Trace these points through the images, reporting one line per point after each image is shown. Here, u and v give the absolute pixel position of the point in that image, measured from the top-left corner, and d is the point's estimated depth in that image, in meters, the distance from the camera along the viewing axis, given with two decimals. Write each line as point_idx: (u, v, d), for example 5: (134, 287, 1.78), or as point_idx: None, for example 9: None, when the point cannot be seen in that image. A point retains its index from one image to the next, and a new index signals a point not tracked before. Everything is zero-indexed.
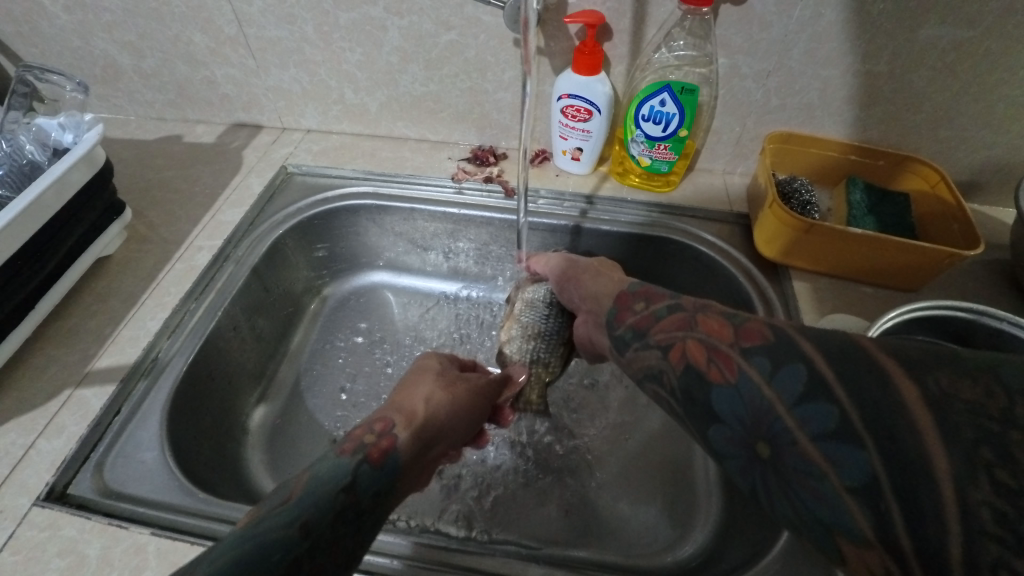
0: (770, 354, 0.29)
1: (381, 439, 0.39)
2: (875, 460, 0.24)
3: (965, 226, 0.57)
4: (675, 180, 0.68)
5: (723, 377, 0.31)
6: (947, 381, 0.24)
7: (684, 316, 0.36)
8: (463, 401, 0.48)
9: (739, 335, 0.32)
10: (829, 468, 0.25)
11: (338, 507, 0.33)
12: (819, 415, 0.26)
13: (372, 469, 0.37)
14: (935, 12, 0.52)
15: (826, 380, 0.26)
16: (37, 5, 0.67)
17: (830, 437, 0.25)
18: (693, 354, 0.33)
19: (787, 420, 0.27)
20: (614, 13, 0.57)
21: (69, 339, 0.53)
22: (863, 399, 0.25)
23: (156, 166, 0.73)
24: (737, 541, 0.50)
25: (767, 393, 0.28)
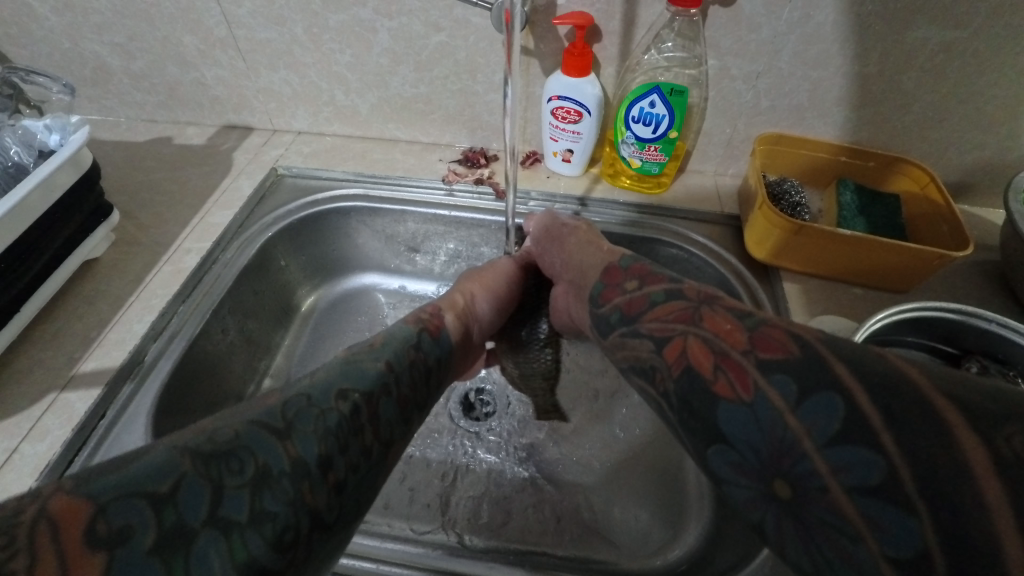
0: (796, 377, 0.28)
1: (434, 318, 0.47)
2: (928, 530, 0.22)
3: (954, 227, 0.57)
4: (666, 182, 0.68)
5: (734, 393, 0.30)
6: (1019, 443, 0.22)
7: (685, 308, 0.36)
8: (495, 294, 0.57)
9: (754, 343, 0.31)
10: (867, 531, 0.24)
11: (413, 359, 0.40)
12: (859, 464, 0.25)
13: (432, 337, 0.44)
14: (923, 14, 0.52)
15: (871, 424, 0.25)
16: (26, 7, 0.67)
17: (871, 493, 0.24)
18: (697, 358, 0.32)
19: (817, 462, 0.26)
20: (604, 15, 0.57)
21: (56, 343, 0.53)
22: (916, 455, 0.23)
23: (146, 168, 0.72)
24: (726, 543, 0.50)
25: (791, 425, 0.27)
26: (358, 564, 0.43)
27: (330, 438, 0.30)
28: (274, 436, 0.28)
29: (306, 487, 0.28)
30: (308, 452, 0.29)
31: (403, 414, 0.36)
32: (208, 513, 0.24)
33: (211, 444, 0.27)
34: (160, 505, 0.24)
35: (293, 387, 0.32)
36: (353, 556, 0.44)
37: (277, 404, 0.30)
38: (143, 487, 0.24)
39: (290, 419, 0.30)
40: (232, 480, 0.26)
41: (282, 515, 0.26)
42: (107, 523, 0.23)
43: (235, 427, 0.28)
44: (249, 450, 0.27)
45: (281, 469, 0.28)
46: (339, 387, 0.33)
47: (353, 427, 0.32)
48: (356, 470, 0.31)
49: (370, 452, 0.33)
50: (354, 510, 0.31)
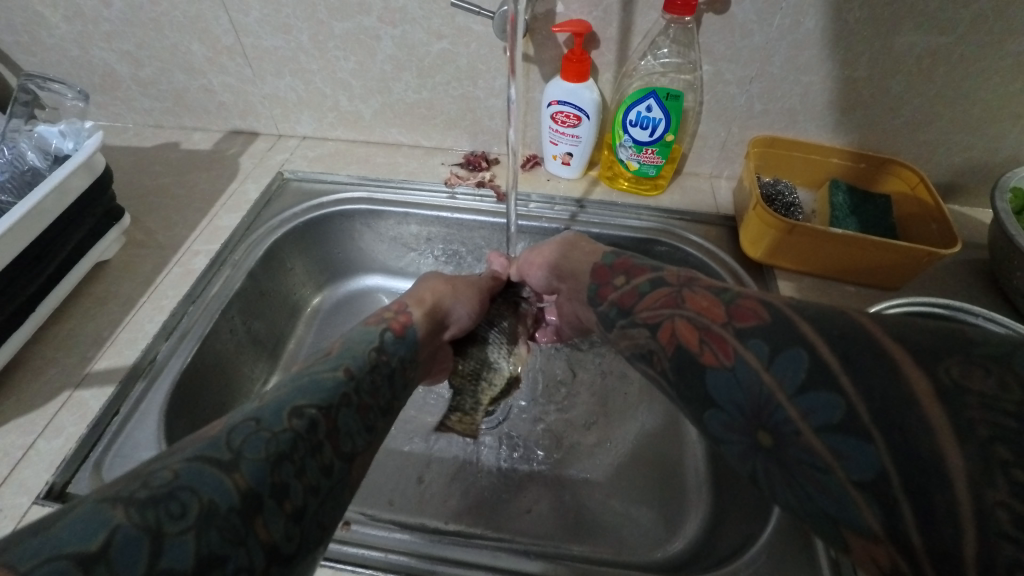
0: (768, 338, 0.29)
1: (398, 316, 0.48)
2: (885, 455, 0.23)
3: (943, 226, 0.58)
4: (663, 184, 0.70)
5: (718, 360, 0.31)
6: (958, 371, 0.23)
7: (670, 293, 0.38)
8: (467, 294, 0.57)
9: (732, 315, 0.32)
10: (834, 462, 0.25)
11: (374, 361, 0.41)
12: (823, 406, 0.26)
13: (396, 336, 0.45)
14: (910, 20, 0.54)
15: (831, 370, 0.26)
16: (38, 16, 0.68)
17: (835, 430, 0.25)
18: (686, 335, 0.34)
19: (789, 409, 0.27)
20: (601, 22, 0.59)
21: (68, 342, 0.54)
22: (869, 390, 0.25)
23: (154, 173, 0.74)
24: (728, 533, 0.51)
25: (767, 380, 0.28)
26: (367, 553, 0.45)
27: (285, 464, 0.29)
28: (220, 470, 0.26)
29: (259, 520, 0.26)
30: (259, 482, 0.27)
31: (365, 422, 0.36)
32: (148, 565, 0.21)
33: (145, 490, 0.24)
34: (89, 565, 0.20)
35: (239, 413, 0.31)
36: (363, 547, 0.46)
37: (221, 433, 0.29)
38: (68, 548, 0.21)
39: (237, 448, 0.28)
40: (172, 525, 0.23)
41: (233, 557, 0.24)
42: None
43: (171, 468, 0.26)
44: (191, 489, 0.25)
45: (230, 505, 0.25)
46: (293, 405, 0.32)
47: (309, 446, 0.31)
48: (316, 492, 0.30)
49: (330, 469, 0.32)
50: (318, 534, 0.30)
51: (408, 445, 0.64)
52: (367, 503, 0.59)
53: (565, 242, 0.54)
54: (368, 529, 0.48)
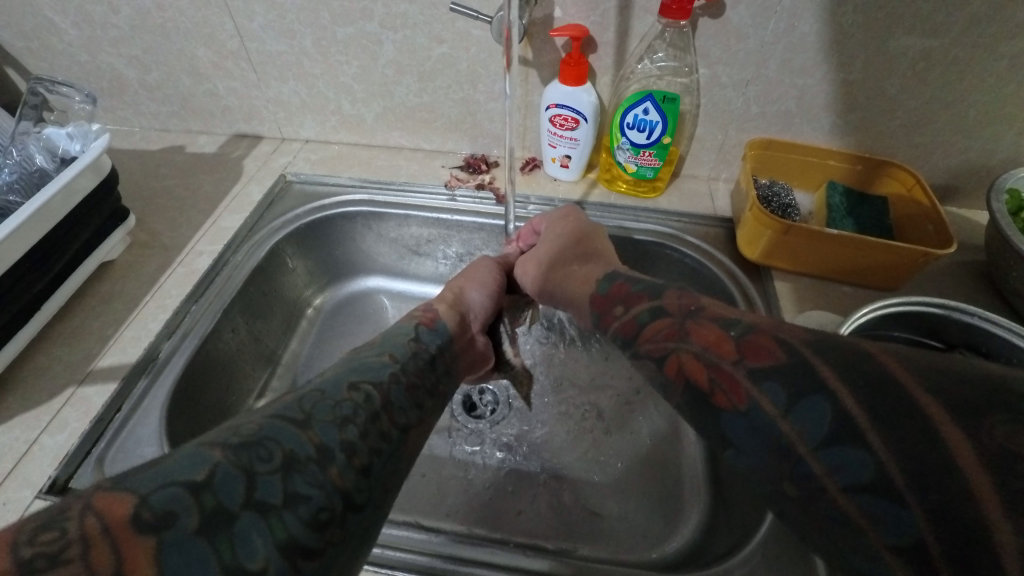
0: (784, 380, 0.27)
1: (426, 313, 0.49)
2: (921, 520, 0.21)
3: (939, 226, 0.59)
4: (661, 186, 0.71)
5: (731, 403, 0.29)
6: (1003, 432, 0.21)
7: (672, 324, 0.35)
8: (486, 283, 0.58)
9: (743, 352, 0.30)
10: (867, 524, 0.23)
11: (414, 350, 0.42)
12: (851, 464, 0.24)
13: (428, 329, 0.46)
14: (903, 23, 0.54)
15: (857, 423, 0.24)
16: (47, 22, 0.70)
17: (864, 490, 0.23)
18: (694, 372, 0.32)
19: (812, 464, 0.25)
20: (599, 27, 0.60)
21: (73, 339, 0.55)
22: (902, 446, 0.23)
23: (159, 175, 0.75)
24: (725, 533, 0.51)
25: (785, 429, 0.26)
26: None
27: (349, 426, 0.32)
28: (295, 426, 0.30)
29: (333, 469, 0.29)
30: (329, 439, 0.30)
31: (415, 399, 0.38)
32: (245, 496, 0.26)
33: (238, 437, 0.28)
34: (198, 490, 0.25)
35: (304, 386, 0.34)
36: None
37: (292, 399, 0.32)
38: (179, 478, 0.25)
39: (308, 410, 0.31)
40: (261, 466, 0.27)
41: (314, 496, 0.27)
42: (149, 509, 0.24)
43: (256, 422, 0.30)
44: (275, 439, 0.29)
45: (306, 455, 0.29)
46: (348, 381, 0.35)
47: (368, 412, 0.33)
48: (379, 454, 0.32)
49: (390, 437, 0.34)
50: (384, 493, 0.32)
51: None
52: None
53: (563, 254, 0.55)
54: None
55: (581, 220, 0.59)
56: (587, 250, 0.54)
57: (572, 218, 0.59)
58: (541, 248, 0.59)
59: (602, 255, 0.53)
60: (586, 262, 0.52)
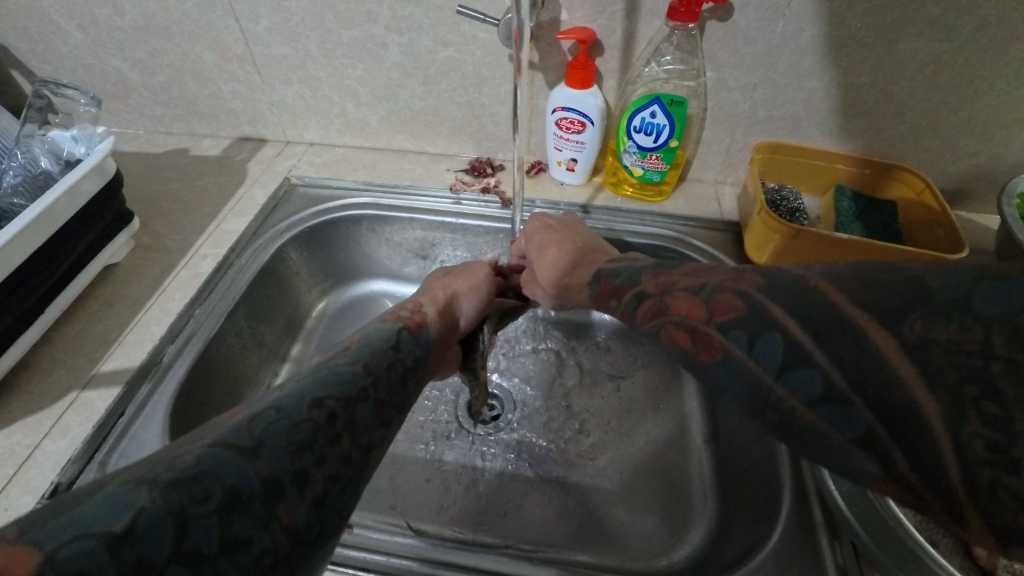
0: (746, 328, 0.31)
1: (414, 314, 0.46)
2: (866, 413, 0.25)
3: (949, 231, 0.58)
4: (667, 190, 0.70)
5: (711, 356, 0.32)
6: (921, 325, 0.24)
7: (654, 303, 0.37)
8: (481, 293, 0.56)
9: (712, 311, 0.33)
10: (828, 428, 0.27)
11: (391, 360, 0.39)
12: (805, 382, 0.27)
13: (411, 335, 0.43)
14: (913, 26, 0.54)
15: (805, 347, 0.28)
16: (53, 24, 0.70)
17: (820, 402, 0.27)
18: (678, 338, 0.35)
19: (778, 391, 0.28)
20: (605, 30, 0.60)
21: (76, 343, 0.55)
22: (842, 359, 0.26)
23: (163, 178, 0.75)
24: (736, 541, 0.50)
25: (753, 368, 0.30)
26: (370, 557, 0.45)
27: (305, 452, 0.29)
28: (241, 456, 0.27)
29: (281, 505, 0.27)
30: (280, 468, 0.27)
31: (383, 418, 0.35)
32: (174, 547, 0.23)
33: (171, 472, 0.25)
34: (117, 543, 0.22)
35: (261, 401, 0.31)
36: (366, 551, 0.45)
37: (243, 421, 0.29)
38: (97, 528, 0.22)
39: (258, 436, 0.28)
40: (195, 508, 0.24)
41: (257, 539, 0.25)
42: (57, 566, 0.21)
43: (196, 453, 0.26)
44: (214, 474, 0.26)
45: (251, 491, 0.26)
46: (313, 397, 0.32)
47: (329, 436, 0.30)
48: (337, 481, 0.30)
49: (350, 460, 0.31)
50: (338, 522, 0.29)
51: (411, 450, 0.64)
52: (369, 507, 0.58)
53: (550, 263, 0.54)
54: (370, 532, 0.48)
55: (559, 222, 0.59)
56: (571, 249, 0.53)
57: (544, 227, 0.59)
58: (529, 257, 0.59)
59: (590, 250, 0.53)
60: (570, 257, 0.52)
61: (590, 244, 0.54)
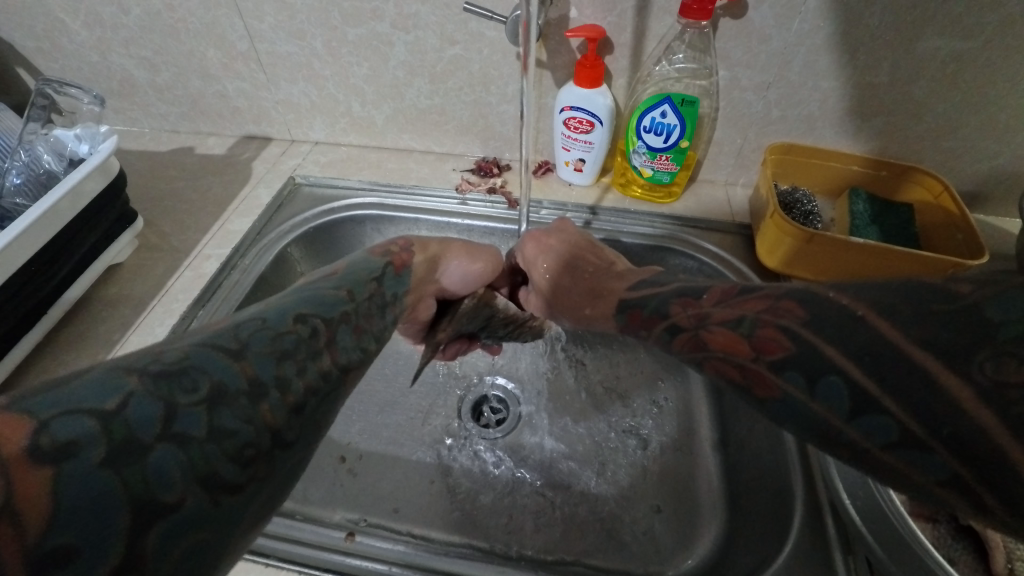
0: (801, 368, 0.30)
1: (402, 252, 0.50)
2: (950, 458, 0.24)
3: (969, 235, 0.57)
4: (677, 191, 0.69)
5: (765, 394, 0.32)
6: (992, 366, 0.22)
7: (692, 336, 0.38)
8: (476, 260, 0.56)
9: (757, 348, 0.32)
10: (910, 471, 0.25)
11: (372, 291, 0.42)
12: (879, 427, 0.26)
13: (395, 273, 0.47)
14: (934, 24, 0.52)
15: (870, 391, 0.26)
16: (58, 22, 0.69)
17: (897, 447, 0.25)
18: (727, 373, 0.35)
19: (849, 433, 0.27)
20: (615, 28, 0.59)
21: (80, 343, 0.54)
22: (914, 403, 0.25)
23: (168, 177, 0.74)
24: (745, 554, 0.49)
25: (816, 410, 0.29)
26: (372, 565, 0.44)
27: (287, 362, 0.29)
28: (227, 357, 0.26)
29: (264, 405, 0.26)
30: (264, 373, 0.27)
31: (359, 342, 0.35)
32: (162, 428, 0.22)
33: (158, 365, 0.24)
34: (107, 421, 0.21)
35: (246, 313, 0.31)
36: (367, 559, 0.45)
37: (227, 328, 0.29)
38: (86, 405, 0.21)
39: (244, 341, 0.28)
40: (183, 398, 0.23)
41: (241, 432, 0.24)
42: (50, 436, 0.20)
43: (182, 349, 0.26)
44: (201, 369, 0.25)
45: (237, 387, 0.25)
46: (296, 312, 0.32)
47: (310, 349, 0.31)
48: (316, 393, 0.29)
49: (328, 376, 0.31)
50: (315, 431, 0.29)
51: (416, 453, 0.63)
52: (372, 511, 0.58)
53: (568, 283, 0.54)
54: (372, 540, 0.47)
55: (559, 239, 0.57)
56: (586, 278, 0.52)
57: (557, 236, 0.57)
58: (537, 281, 0.58)
59: (606, 273, 0.51)
60: (592, 279, 0.52)
61: (601, 264, 0.53)
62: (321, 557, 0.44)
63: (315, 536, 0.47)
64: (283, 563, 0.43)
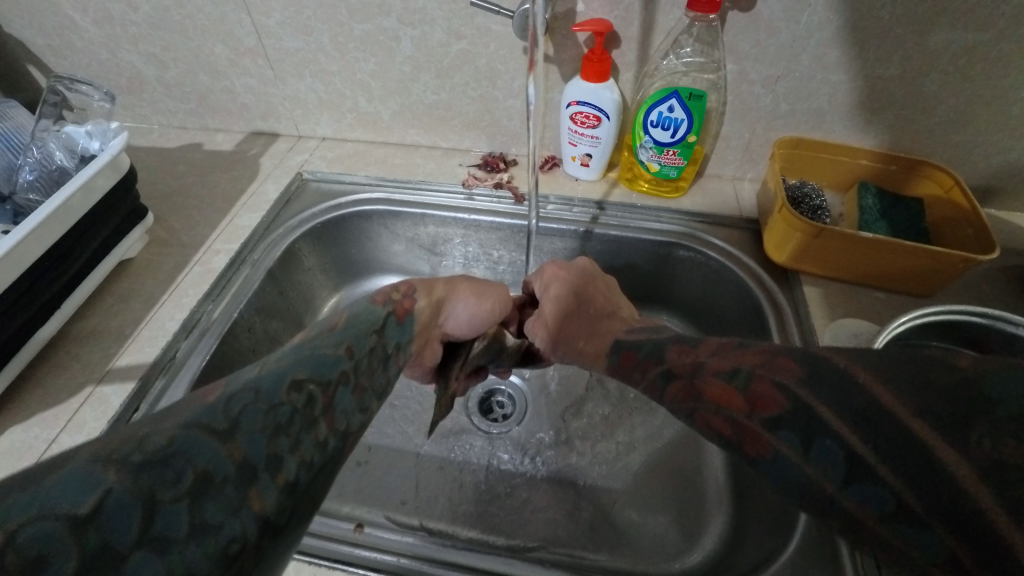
0: (796, 427, 0.28)
1: (405, 299, 0.45)
2: (948, 538, 0.21)
3: (980, 230, 0.56)
4: (684, 186, 0.69)
5: (756, 451, 0.30)
6: (990, 442, 0.20)
7: (686, 383, 0.37)
8: (484, 303, 0.56)
9: (752, 403, 0.31)
10: (907, 547, 0.23)
11: (373, 344, 0.37)
12: (874, 497, 0.24)
13: (397, 323, 0.42)
14: (945, 16, 0.51)
15: (864, 458, 0.24)
16: (67, 20, 0.70)
17: (894, 520, 0.23)
18: (719, 428, 0.33)
19: (843, 501, 0.25)
20: (622, 22, 0.58)
21: (91, 339, 0.55)
22: (910, 473, 0.23)
23: (177, 173, 0.75)
24: (751, 548, 0.49)
25: (810, 472, 0.27)
26: (381, 557, 0.45)
27: (281, 436, 0.26)
28: (215, 438, 0.23)
29: (254, 491, 0.23)
30: (256, 453, 0.24)
31: (361, 403, 0.33)
32: (141, 532, 0.19)
33: (140, 453, 0.21)
34: (80, 526, 0.18)
35: (237, 378, 0.27)
36: (375, 550, 0.45)
37: (216, 400, 0.25)
38: (58, 508, 0.18)
39: (234, 416, 0.24)
40: (166, 492, 0.21)
41: (228, 526, 0.22)
42: (15, 549, 0.17)
43: (165, 432, 0.22)
44: (185, 455, 0.22)
45: (225, 475, 0.23)
46: (293, 376, 0.29)
47: (307, 419, 0.28)
48: (311, 468, 0.27)
49: (324, 447, 0.29)
50: (308, 508, 0.27)
51: (423, 447, 0.64)
52: (378, 504, 0.58)
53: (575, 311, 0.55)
54: (381, 532, 0.48)
55: (586, 272, 0.58)
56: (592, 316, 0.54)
57: (582, 268, 0.59)
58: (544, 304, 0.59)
59: (609, 317, 0.54)
60: (600, 320, 0.53)
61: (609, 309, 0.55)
62: (331, 548, 0.45)
63: (325, 527, 0.47)
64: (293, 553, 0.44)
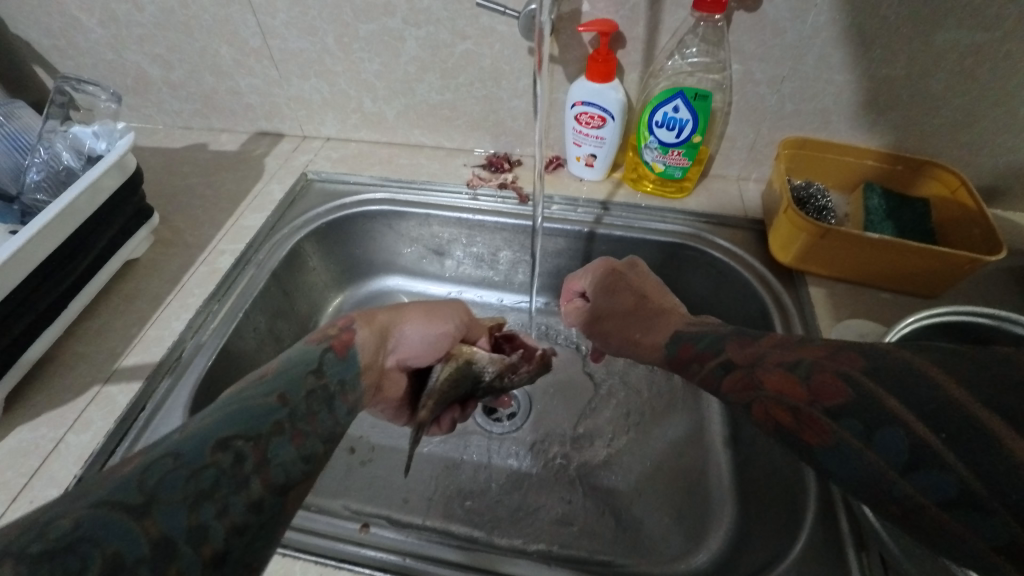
0: (859, 415, 0.30)
1: (342, 333, 0.46)
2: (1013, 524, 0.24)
3: (986, 230, 0.56)
4: (689, 186, 0.69)
5: (818, 439, 0.32)
6: None
7: (744, 372, 0.38)
8: (434, 322, 0.54)
9: (815, 393, 0.32)
10: (969, 532, 0.25)
11: (311, 385, 0.38)
12: (938, 483, 0.26)
13: (338, 357, 0.43)
14: (952, 16, 0.51)
15: (931, 447, 0.26)
16: (74, 20, 0.70)
17: (956, 505, 0.26)
18: (778, 416, 0.34)
19: (905, 486, 0.27)
20: (628, 22, 0.58)
21: (98, 339, 0.55)
22: (976, 463, 0.25)
23: (182, 173, 0.75)
24: (757, 548, 0.49)
25: (873, 459, 0.29)
26: (386, 557, 0.45)
27: (205, 504, 0.27)
28: (127, 516, 0.25)
29: (172, 569, 0.24)
30: (172, 527, 0.25)
31: (304, 449, 0.34)
32: None
33: (40, 542, 0.23)
34: None
35: (159, 446, 0.29)
36: (380, 550, 0.45)
37: (133, 472, 0.27)
38: None
39: (150, 490, 0.26)
40: None
41: None
42: None
43: (71, 515, 0.24)
44: (92, 540, 0.23)
45: (137, 557, 0.24)
46: (219, 436, 0.30)
47: (234, 481, 0.29)
48: (244, 532, 0.28)
49: (263, 505, 0.30)
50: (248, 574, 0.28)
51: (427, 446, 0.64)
52: (383, 504, 0.58)
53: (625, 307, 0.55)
54: (385, 532, 0.48)
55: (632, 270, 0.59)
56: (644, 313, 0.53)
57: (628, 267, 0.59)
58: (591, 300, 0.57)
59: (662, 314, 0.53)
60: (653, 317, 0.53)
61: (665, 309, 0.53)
62: (336, 548, 0.45)
63: (331, 527, 0.47)
64: (299, 553, 0.44)
